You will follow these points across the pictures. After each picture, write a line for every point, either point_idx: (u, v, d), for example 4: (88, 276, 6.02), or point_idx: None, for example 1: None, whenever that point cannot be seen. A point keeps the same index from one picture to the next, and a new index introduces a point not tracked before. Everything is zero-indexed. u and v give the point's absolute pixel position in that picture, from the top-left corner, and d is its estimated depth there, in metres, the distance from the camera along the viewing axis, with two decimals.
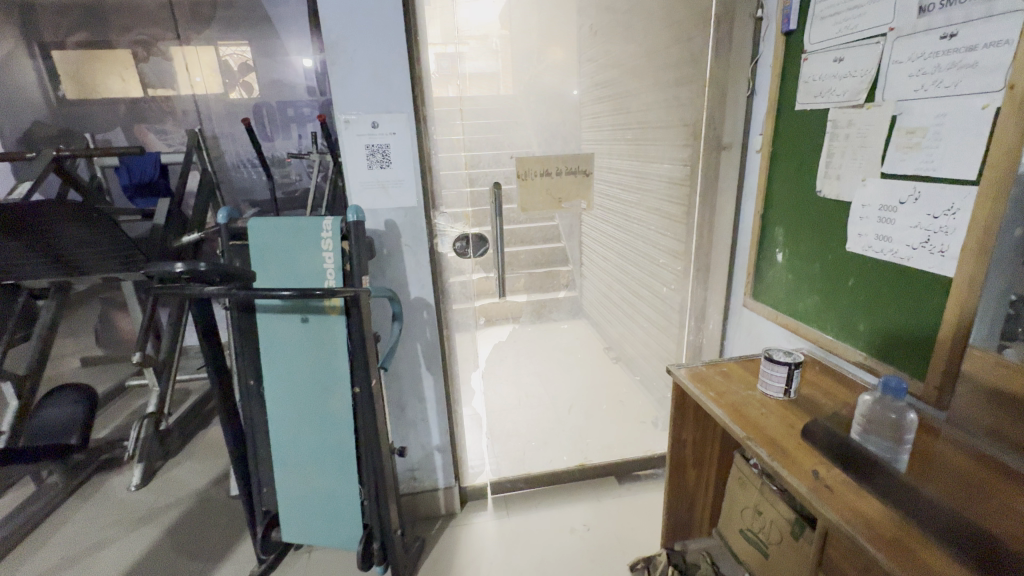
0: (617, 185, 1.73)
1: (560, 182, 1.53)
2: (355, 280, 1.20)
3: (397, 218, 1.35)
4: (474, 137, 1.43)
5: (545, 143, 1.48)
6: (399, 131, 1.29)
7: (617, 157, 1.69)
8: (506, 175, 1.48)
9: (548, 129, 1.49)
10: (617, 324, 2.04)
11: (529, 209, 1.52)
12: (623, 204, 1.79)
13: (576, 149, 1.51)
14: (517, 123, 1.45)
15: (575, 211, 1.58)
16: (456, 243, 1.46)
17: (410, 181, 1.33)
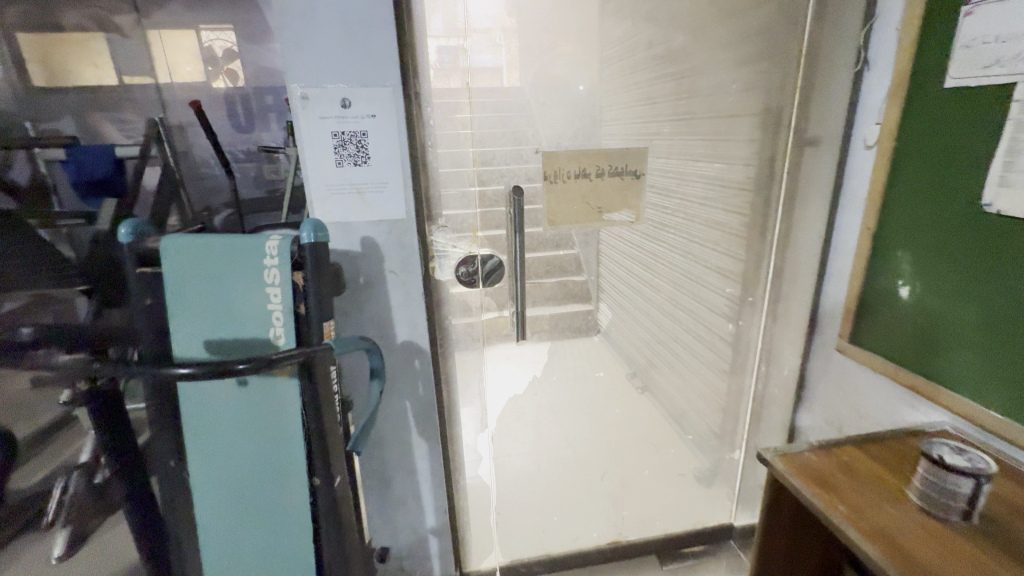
0: (666, 187, 1.28)
1: (600, 184, 1.14)
2: (314, 329, 0.83)
3: (380, 235, 0.97)
4: (490, 130, 1.05)
5: (581, 135, 1.11)
6: (382, 114, 0.90)
7: (670, 154, 1.26)
8: (529, 175, 1.09)
9: (584, 116, 1.11)
10: (666, 373, 1.57)
11: (558, 222, 1.14)
12: (672, 216, 1.33)
13: (620, 143, 1.14)
14: (546, 109, 1.08)
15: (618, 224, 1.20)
16: (460, 268, 1.08)
17: (399, 185, 0.95)
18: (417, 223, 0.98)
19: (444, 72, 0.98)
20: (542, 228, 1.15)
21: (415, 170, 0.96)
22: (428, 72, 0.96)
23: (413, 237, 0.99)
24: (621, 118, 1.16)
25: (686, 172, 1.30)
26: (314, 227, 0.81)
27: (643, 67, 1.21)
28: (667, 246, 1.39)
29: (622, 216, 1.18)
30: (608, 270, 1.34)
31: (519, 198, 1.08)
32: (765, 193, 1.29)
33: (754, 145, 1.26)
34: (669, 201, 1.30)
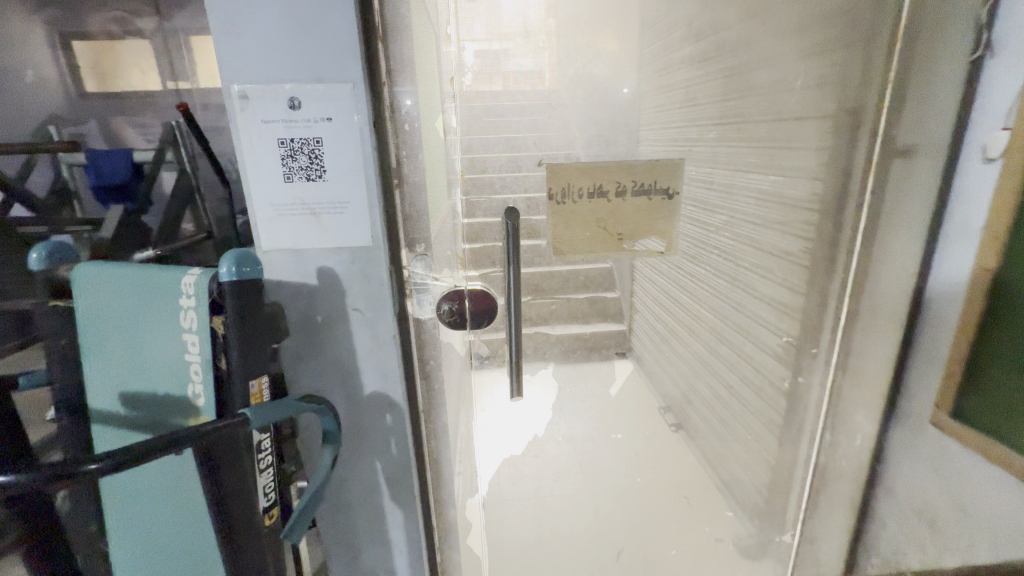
0: (707, 209, 1.03)
1: (626, 209, 0.86)
2: (241, 389, 0.65)
3: (341, 265, 0.79)
4: (493, 138, 0.86)
5: (602, 142, 0.86)
6: (340, 116, 0.72)
7: (713, 165, 1.01)
8: (531, 194, 0.85)
9: (606, 119, 0.87)
10: (707, 418, 1.32)
11: (567, 252, 0.88)
12: (713, 241, 1.08)
13: (646, 158, 0.87)
14: (561, 112, 0.84)
15: (649, 257, 0.92)
16: (440, 307, 0.85)
17: (363, 205, 0.76)
18: (386, 253, 0.79)
19: (479, 71, 0.84)
20: (546, 259, 0.90)
21: (386, 187, 0.77)
22: (463, 70, 0.83)
23: (382, 269, 0.80)
24: (656, 126, 0.91)
25: (731, 184, 1.07)
26: (248, 261, 0.64)
27: (685, 63, 0.96)
28: (704, 275, 1.13)
29: (653, 248, 0.91)
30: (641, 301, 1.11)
31: (515, 224, 0.82)
32: (836, 216, 1.02)
33: (823, 155, 1.01)
34: (709, 224, 1.05)
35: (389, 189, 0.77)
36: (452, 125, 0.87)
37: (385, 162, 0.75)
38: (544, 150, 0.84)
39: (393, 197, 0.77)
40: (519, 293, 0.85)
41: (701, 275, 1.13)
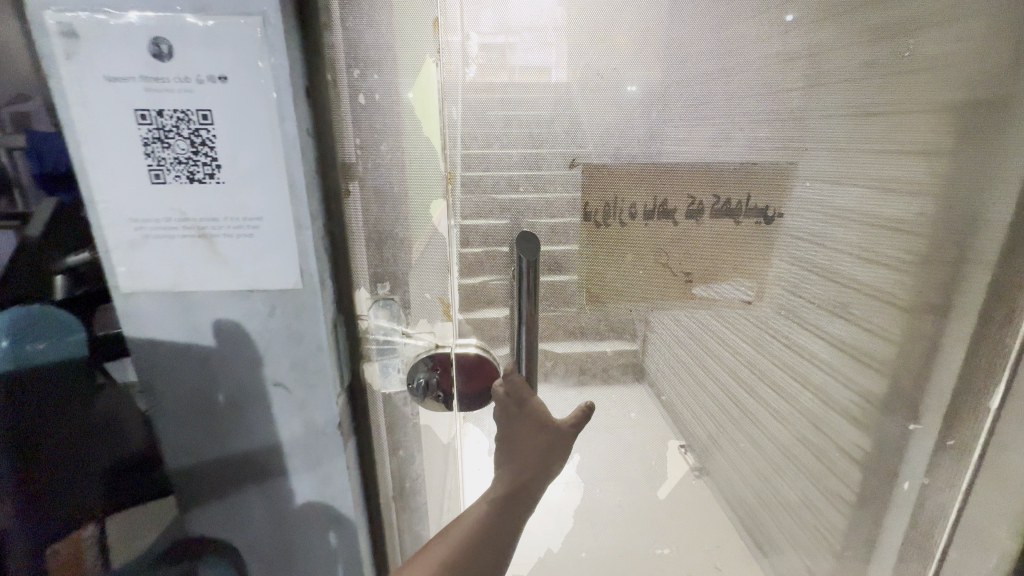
0: (804, 272, 0.68)
1: (699, 241, 0.56)
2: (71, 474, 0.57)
3: (251, 319, 0.49)
4: (506, 131, 0.53)
5: (678, 135, 0.54)
6: (244, 74, 0.42)
7: (828, 195, 0.64)
8: (559, 210, 0.55)
9: (688, 99, 0.53)
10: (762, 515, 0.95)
11: (607, 298, 0.58)
12: (808, 313, 0.73)
13: (736, 160, 0.55)
14: (611, 95, 0.53)
15: (729, 308, 0.61)
16: (414, 378, 0.57)
17: (285, 227, 0.46)
18: (321, 304, 0.49)
19: (482, 63, 0.51)
20: (573, 312, 0.58)
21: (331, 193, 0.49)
22: (466, 60, 0.51)
23: (318, 328, 0.50)
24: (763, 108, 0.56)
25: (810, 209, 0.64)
26: (49, 332, 0.55)
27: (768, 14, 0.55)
28: (776, 357, 0.78)
29: (738, 292, 0.60)
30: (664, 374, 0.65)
31: (535, 256, 0.51)
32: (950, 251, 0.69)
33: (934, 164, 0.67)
34: (805, 294, 0.71)
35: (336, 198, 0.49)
36: (451, 113, 0.52)
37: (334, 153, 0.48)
38: (582, 144, 0.53)
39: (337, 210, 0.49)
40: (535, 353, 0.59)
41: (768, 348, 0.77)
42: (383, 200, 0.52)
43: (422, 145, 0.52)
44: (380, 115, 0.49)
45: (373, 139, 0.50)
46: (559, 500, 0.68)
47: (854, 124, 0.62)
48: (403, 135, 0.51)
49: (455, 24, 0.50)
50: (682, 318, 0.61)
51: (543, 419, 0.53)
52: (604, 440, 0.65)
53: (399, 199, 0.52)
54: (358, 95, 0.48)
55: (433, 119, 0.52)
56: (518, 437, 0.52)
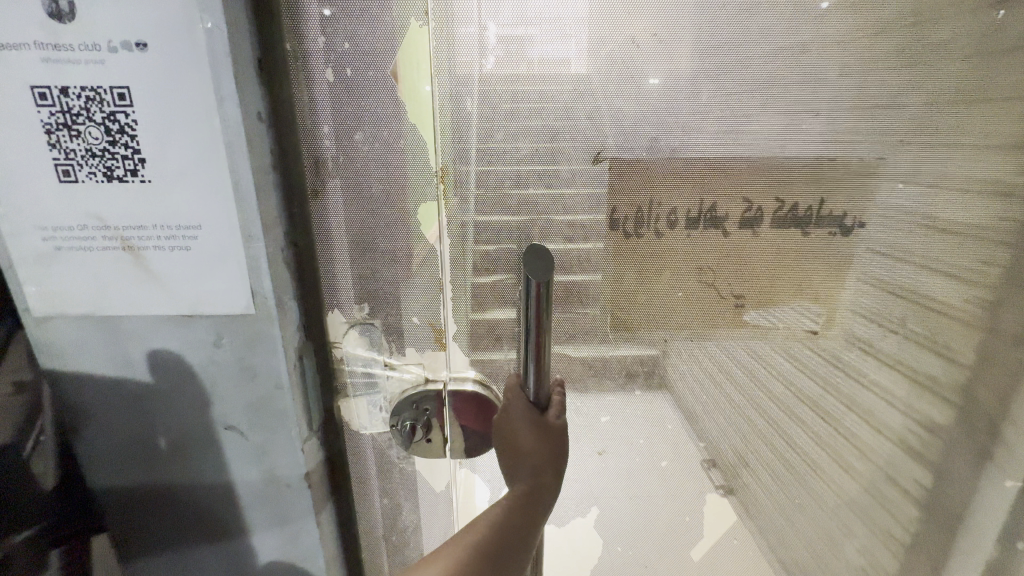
0: (893, 298, 0.47)
1: (753, 257, 0.45)
2: None
3: (193, 350, 0.40)
4: (531, 143, 0.41)
5: (738, 123, 0.41)
6: (166, 40, 0.32)
7: (930, 197, 0.44)
8: (578, 216, 0.43)
9: (755, 74, 0.40)
10: None
11: (635, 325, 0.47)
12: (912, 366, 0.50)
13: (810, 151, 0.42)
14: (654, 69, 0.40)
15: (795, 342, 0.48)
16: (398, 417, 0.46)
17: (229, 237, 0.37)
18: (279, 332, 0.39)
19: (504, 55, 0.39)
20: (595, 340, 0.47)
21: (290, 193, 0.39)
22: (484, 48, 0.39)
23: (277, 360, 0.40)
24: (865, 82, 0.41)
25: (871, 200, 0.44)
26: None
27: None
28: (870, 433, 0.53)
29: (804, 322, 0.47)
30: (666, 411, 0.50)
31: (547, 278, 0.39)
32: None
33: None
34: (897, 334, 0.49)
35: (300, 198, 0.40)
36: (466, 107, 0.40)
37: (294, 142, 0.39)
38: (611, 134, 0.41)
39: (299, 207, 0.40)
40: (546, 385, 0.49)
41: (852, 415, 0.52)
42: (358, 202, 0.42)
43: (409, 136, 0.40)
44: (352, 94, 0.39)
45: (344, 124, 0.40)
46: (577, 554, 0.57)
47: (973, 106, 0.42)
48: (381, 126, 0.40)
49: (468, 11, 0.38)
50: (733, 353, 0.48)
51: (529, 420, 0.43)
52: (627, 491, 0.54)
53: (379, 201, 0.42)
54: (325, 71, 0.38)
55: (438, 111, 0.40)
56: (520, 439, 0.43)
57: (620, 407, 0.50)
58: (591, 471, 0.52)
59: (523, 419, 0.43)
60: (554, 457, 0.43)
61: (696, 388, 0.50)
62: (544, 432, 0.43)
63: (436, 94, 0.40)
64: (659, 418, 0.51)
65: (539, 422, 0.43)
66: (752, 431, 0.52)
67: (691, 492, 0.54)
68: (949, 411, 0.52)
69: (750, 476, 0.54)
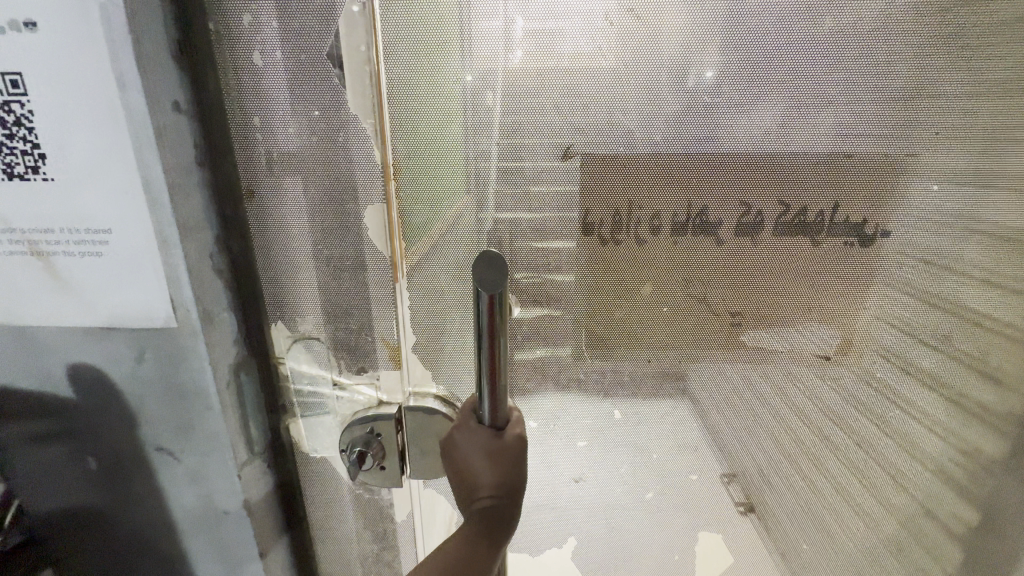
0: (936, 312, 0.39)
1: (754, 269, 0.38)
2: None
3: (116, 365, 0.36)
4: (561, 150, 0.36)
5: (736, 109, 0.34)
6: (60, 18, 0.29)
7: (977, 197, 0.36)
8: (549, 219, 0.38)
9: (756, 48, 0.33)
10: None
11: (614, 342, 0.41)
12: (957, 390, 0.42)
13: (827, 144, 0.35)
14: (661, 49, 0.33)
15: (805, 369, 0.41)
16: (347, 441, 0.42)
17: (145, 243, 0.33)
18: (207, 347, 0.35)
19: (533, 48, 0.34)
20: (569, 358, 0.42)
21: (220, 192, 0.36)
22: (509, 40, 0.33)
23: (211, 379, 0.36)
24: (898, 56, 0.33)
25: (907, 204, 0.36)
26: None
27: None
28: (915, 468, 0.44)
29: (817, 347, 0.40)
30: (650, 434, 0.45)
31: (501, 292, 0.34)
32: None
33: None
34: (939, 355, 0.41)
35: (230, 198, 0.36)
36: (487, 102, 0.35)
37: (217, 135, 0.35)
38: (583, 124, 0.35)
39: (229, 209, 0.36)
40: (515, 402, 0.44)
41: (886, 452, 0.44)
42: (296, 201, 0.37)
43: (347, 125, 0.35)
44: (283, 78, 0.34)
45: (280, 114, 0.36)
46: None
47: None
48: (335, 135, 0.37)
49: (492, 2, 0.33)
50: (730, 378, 0.42)
51: (484, 452, 0.38)
52: (606, 522, 0.48)
53: (318, 204, 0.37)
54: (252, 53, 0.34)
55: (416, 99, 0.35)
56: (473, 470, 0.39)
57: (597, 432, 0.45)
58: (567, 498, 0.47)
59: (476, 449, 0.39)
60: (513, 494, 0.39)
61: (687, 416, 0.44)
62: (500, 461, 0.39)
63: (435, 82, 0.34)
64: (644, 444, 0.45)
65: (494, 454, 0.38)
66: (754, 465, 0.45)
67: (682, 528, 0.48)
68: (997, 443, 0.44)
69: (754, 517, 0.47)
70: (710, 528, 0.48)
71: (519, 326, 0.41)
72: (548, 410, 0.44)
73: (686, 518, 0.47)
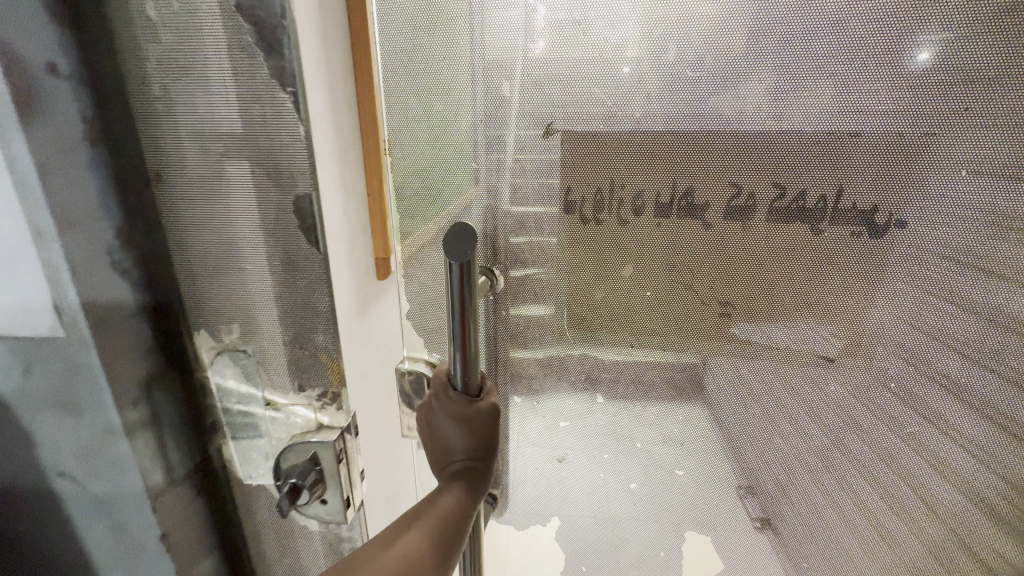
0: (983, 322, 0.32)
1: (743, 257, 0.36)
2: None
3: (5, 377, 0.35)
4: (577, 136, 0.36)
5: (716, 84, 0.32)
6: None
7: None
8: (531, 197, 0.39)
9: (733, 17, 0.31)
10: None
11: (595, 322, 0.41)
12: None
13: (827, 120, 0.32)
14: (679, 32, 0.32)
15: (804, 373, 0.38)
16: (289, 465, 0.44)
17: (15, 244, 0.31)
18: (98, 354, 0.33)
19: (555, 38, 0.34)
20: (549, 336, 0.43)
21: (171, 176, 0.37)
22: (531, 31, 0.35)
23: (103, 400, 0.34)
24: (903, 19, 0.28)
25: (938, 193, 0.31)
26: None
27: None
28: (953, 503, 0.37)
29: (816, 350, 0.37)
30: (633, 423, 0.44)
31: (473, 266, 0.36)
32: None
33: None
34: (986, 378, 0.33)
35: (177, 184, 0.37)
36: (502, 91, 0.36)
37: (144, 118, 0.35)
38: (561, 100, 0.36)
39: (165, 198, 0.37)
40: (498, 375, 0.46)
41: (913, 484, 0.37)
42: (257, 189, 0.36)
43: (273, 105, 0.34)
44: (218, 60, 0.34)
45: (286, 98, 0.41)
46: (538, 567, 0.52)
47: None
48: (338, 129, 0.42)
49: None
50: (718, 374, 0.40)
51: (456, 416, 0.41)
52: (591, 508, 0.48)
53: (258, 188, 0.36)
54: (184, 33, 0.33)
55: (415, 78, 0.38)
56: (446, 433, 0.41)
57: (579, 414, 0.45)
58: (548, 477, 0.48)
59: (449, 414, 0.41)
60: (488, 456, 0.41)
61: (672, 408, 0.42)
62: (470, 426, 0.41)
63: (424, 64, 0.38)
64: (625, 432, 0.44)
65: (472, 420, 0.41)
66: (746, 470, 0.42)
67: (673, 525, 0.46)
68: None
69: (744, 524, 0.44)
70: (697, 528, 0.46)
71: (500, 302, 0.43)
72: (530, 385, 0.45)
73: (678, 515, 0.46)
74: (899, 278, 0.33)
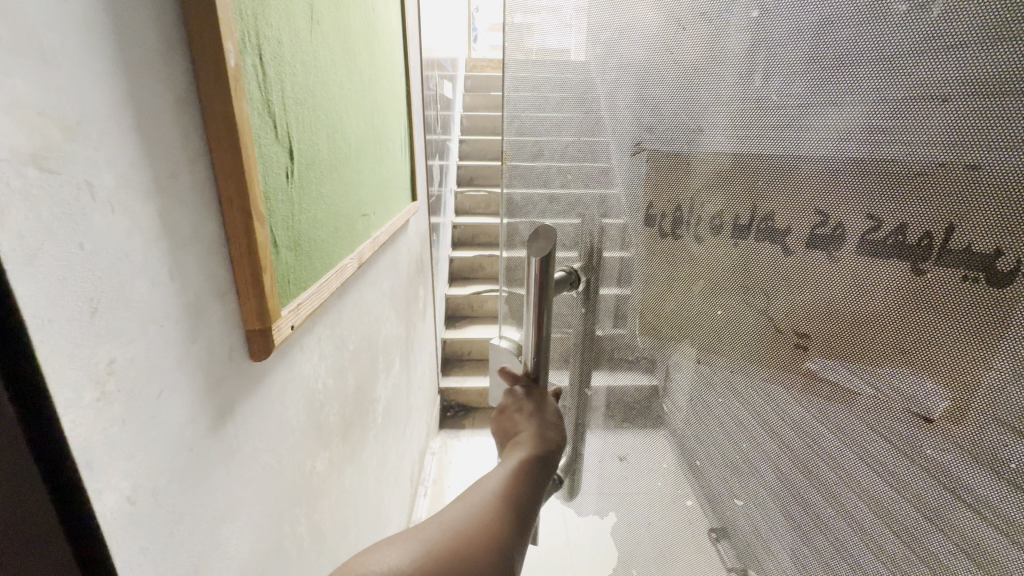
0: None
1: (817, 288, 0.35)
2: None
3: None
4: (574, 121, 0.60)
5: (803, 110, 0.34)
6: None
7: None
8: (623, 224, 0.53)
9: (825, 43, 0.32)
10: None
11: (665, 327, 0.49)
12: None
13: (896, 144, 0.30)
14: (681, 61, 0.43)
15: (862, 433, 0.33)
16: None
17: None
18: None
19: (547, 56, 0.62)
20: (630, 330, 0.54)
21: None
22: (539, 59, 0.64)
23: None
24: (942, 26, 0.27)
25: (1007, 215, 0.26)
26: None
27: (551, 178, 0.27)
28: None
29: (892, 418, 0.32)
30: (684, 431, 0.49)
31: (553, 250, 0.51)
32: None
33: None
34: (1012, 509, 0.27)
35: None
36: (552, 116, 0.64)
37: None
38: (649, 126, 0.48)
39: None
40: (586, 361, 0.64)
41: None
42: None
43: None
44: None
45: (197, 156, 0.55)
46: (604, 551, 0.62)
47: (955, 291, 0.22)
48: (217, 198, 0.59)
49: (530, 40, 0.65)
50: (777, 407, 0.39)
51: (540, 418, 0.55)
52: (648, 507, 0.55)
53: None
54: None
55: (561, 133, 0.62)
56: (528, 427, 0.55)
57: (641, 398, 0.55)
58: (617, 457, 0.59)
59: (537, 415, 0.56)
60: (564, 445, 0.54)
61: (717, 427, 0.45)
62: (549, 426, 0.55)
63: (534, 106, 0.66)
64: (675, 437, 0.50)
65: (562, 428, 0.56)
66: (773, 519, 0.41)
67: (664, 530, 0.53)
68: None
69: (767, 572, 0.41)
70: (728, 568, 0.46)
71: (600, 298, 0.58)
72: (610, 359, 0.59)
73: (664, 524, 0.52)
74: (1019, 350, 0.26)
